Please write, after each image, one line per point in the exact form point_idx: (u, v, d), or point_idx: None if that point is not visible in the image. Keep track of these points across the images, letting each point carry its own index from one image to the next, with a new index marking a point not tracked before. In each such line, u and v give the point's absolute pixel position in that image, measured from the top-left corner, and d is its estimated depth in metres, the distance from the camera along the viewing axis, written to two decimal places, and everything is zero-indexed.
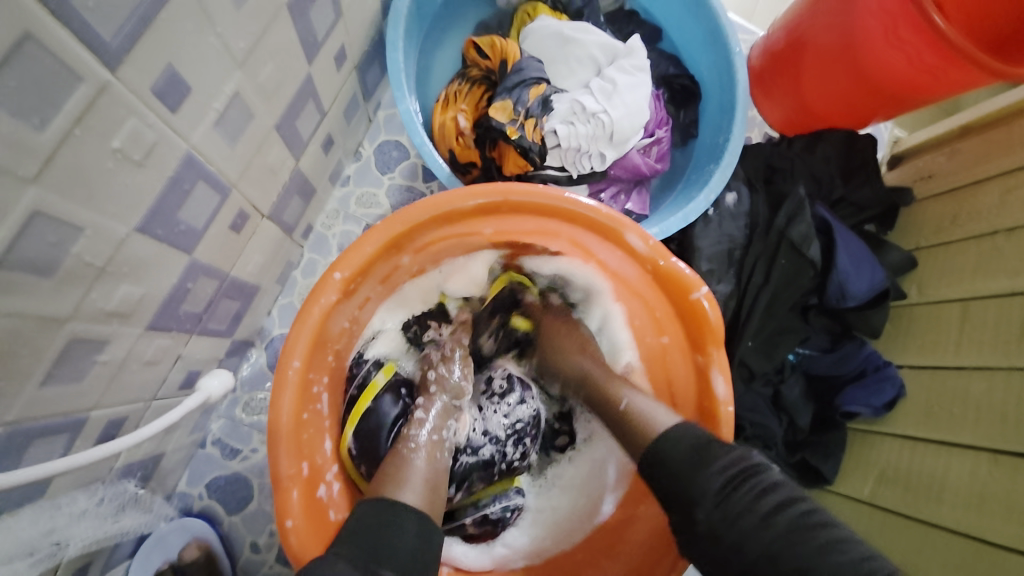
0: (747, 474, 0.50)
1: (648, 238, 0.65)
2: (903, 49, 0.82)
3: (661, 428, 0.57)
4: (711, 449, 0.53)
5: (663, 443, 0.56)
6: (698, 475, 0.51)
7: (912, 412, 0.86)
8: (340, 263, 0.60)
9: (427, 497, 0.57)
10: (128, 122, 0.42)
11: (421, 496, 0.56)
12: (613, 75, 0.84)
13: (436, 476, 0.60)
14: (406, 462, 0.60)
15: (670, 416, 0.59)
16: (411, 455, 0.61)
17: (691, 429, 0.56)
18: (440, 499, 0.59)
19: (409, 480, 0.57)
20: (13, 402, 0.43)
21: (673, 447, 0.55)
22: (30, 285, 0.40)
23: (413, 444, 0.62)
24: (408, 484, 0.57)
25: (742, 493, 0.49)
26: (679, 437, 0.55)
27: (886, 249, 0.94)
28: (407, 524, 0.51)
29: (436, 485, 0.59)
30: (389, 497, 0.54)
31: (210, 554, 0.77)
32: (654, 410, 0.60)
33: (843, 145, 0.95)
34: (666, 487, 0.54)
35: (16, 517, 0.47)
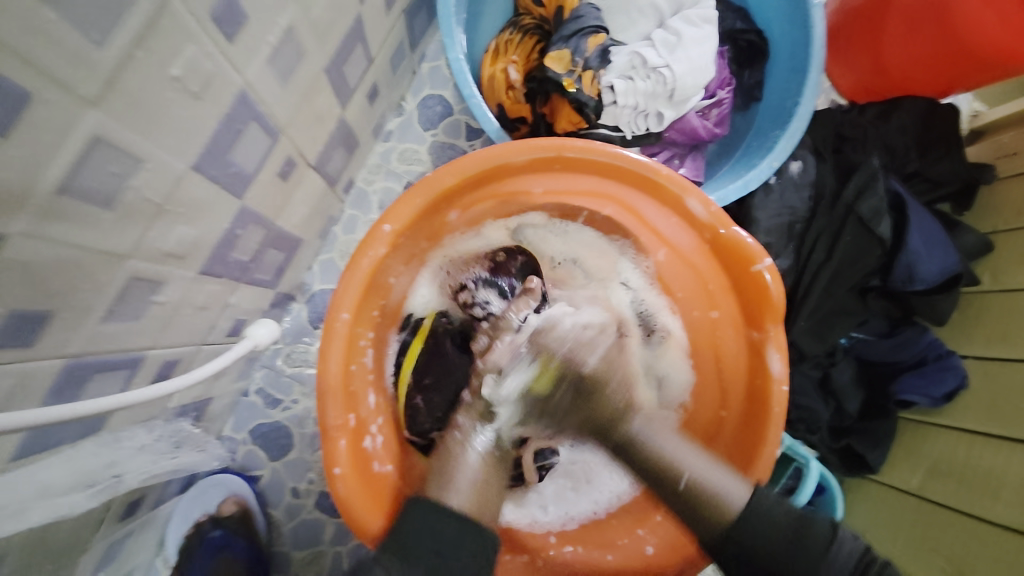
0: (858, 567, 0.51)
1: (710, 204, 0.61)
2: (999, 8, 0.74)
3: (733, 510, 0.54)
4: (811, 535, 0.52)
5: (747, 522, 0.53)
6: (803, 563, 0.51)
7: (973, 405, 0.80)
8: (388, 216, 0.58)
9: (475, 495, 0.57)
10: (187, 49, 0.40)
11: (467, 497, 0.56)
12: (678, 27, 0.78)
13: (487, 487, 0.60)
14: (462, 456, 0.60)
15: (740, 488, 0.55)
16: (462, 450, 0.61)
17: (782, 503, 0.54)
18: (491, 509, 0.58)
19: (458, 479, 0.58)
20: (76, 335, 0.44)
21: (763, 529, 0.53)
22: (92, 217, 0.40)
23: (461, 438, 0.62)
24: (454, 485, 0.57)
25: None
26: (770, 507, 0.54)
27: (960, 230, 0.87)
28: (450, 522, 0.52)
29: (484, 489, 0.59)
30: (437, 498, 0.55)
31: (247, 510, 0.79)
32: (723, 482, 0.56)
33: (923, 113, 0.86)
34: (750, 543, 0.53)
35: (77, 448, 0.49)
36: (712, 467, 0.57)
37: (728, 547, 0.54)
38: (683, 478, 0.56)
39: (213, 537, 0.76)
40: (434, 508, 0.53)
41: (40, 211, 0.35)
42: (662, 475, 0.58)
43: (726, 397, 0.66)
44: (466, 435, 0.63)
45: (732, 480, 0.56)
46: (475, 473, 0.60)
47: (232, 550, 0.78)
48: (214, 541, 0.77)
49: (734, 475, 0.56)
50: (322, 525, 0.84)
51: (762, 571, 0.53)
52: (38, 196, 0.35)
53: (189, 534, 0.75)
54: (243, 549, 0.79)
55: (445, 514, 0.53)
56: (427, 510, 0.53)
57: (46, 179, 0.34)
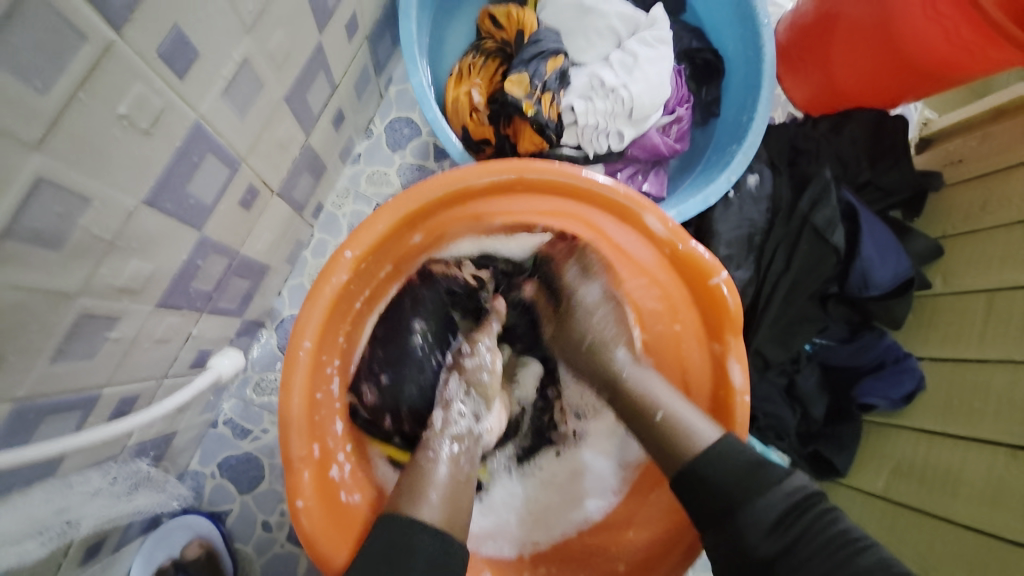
0: (803, 503, 0.51)
1: (668, 221, 0.63)
2: (941, 21, 0.77)
3: (702, 445, 0.55)
4: (765, 473, 0.52)
5: (707, 461, 0.54)
6: (749, 504, 0.51)
7: (931, 405, 0.83)
8: (350, 242, 0.59)
9: (446, 508, 0.54)
10: (135, 87, 0.40)
11: (439, 510, 0.53)
12: (635, 49, 0.81)
13: (458, 493, 0.57)
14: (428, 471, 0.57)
15: (712, 429, 0.57)
16: (430, 466, 0.58)
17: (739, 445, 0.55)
18: (463, 515, 0.56)
19: (428, 491, 0.55)
20: (25, 377, 0.43)
21: (729, 466, 0.53)
22: (38, 258, 0.39)
23: (433, 454, 0.60)
24: (426, 497, 0.54)
25: (803, 524, 0.49)
26: (736, 453, 0.54)
27: (911, 236, 0.91)
28: (422, 537, 0.50)
29: (457, 499, 0.56)
30: (406, 513, 0.52)
31: (212, 552, 0.77)
32: (695, 422, 0.57)
33: (870, 125, 0.90)
34: (705, 504, 0.53)
35: (27, 495, 0.47)
36: (690, 414, 0.58)
37: (692, 484, 0.54)
38: (655, 413, 0.60)
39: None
40: (403, 521, 0.51)
41: None
42: (641, 412, 0.61)
43: None
44: (438, 448, 0.61)
45: (700, 418, 0.58)
46: (445, 489, 0.56)
47: None
48: None
49: (706, 419, 0.58)
50: (295, 558, 0.82)
51: (708, 514, 0.53)
52: None
53: None
54: None
55: (411, 525, 0.51)
56: (398, 527, 0.50)
57: None
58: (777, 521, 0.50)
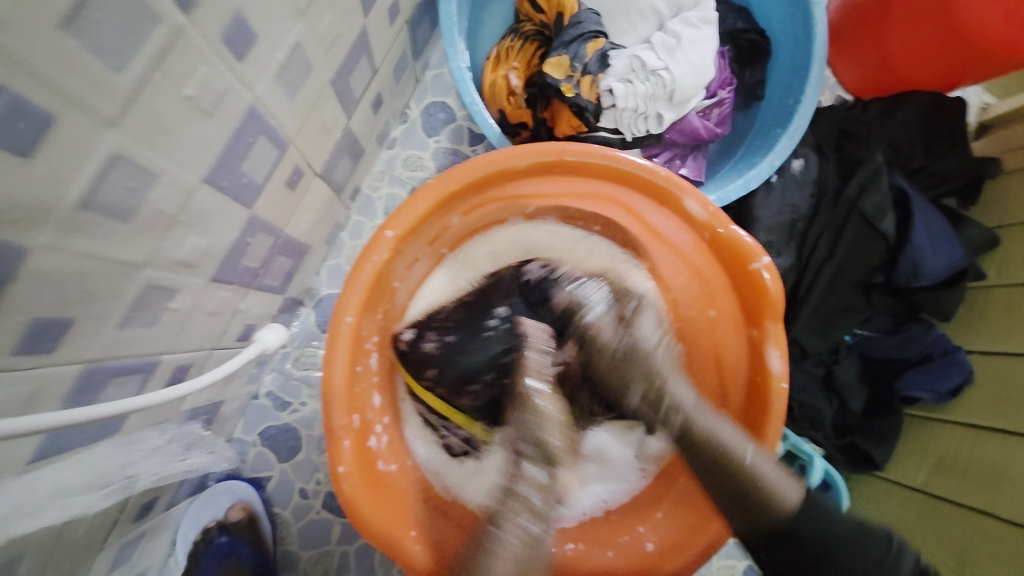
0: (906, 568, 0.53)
1: (708, 204, 0.62)
2: (1004, 4, 0.74)
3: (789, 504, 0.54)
4: (889, 560, 0.53)
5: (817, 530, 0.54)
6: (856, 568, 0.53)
7: (979, 402, 0.80)
8: (392, 222, 0.60)
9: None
10: (200, 69, 0.42)
11: (508, 575, 0.54)
12: (678, 29, 0.79)
13: (526, 567, 0.55)
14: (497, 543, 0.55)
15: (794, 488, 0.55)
16: (500, 533, 0.56)
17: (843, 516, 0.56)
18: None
19: (495, 563, 0.54)
20: (94, 341, 0.46)
21: (830, 529, 0.54)
22: (111, 230, 0.42)
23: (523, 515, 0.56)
24: (498, 568, 0.54)
25: None
26: (835, 511, 0.56)
27: (965, 224, 0.87)
28: None
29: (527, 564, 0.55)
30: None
31: (253, 515, 0.82)
32: (780, 480, 0.55)
33: (927, 107, 0.86)
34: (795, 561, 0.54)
35: (93, 449, 0.51)
36: (777, 473, 0.55)
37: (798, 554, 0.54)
38: (752, 484, 0.54)
39: (220, 542, 0.82)
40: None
41: (62, 226, 0.38)
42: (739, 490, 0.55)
43: (726, 395, 0.67)
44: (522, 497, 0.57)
45: (786, 479, 0.55)
46: (523, 544, 0.55)
47: (238, 555, 0.82)
48: (221, 547, 0.82)
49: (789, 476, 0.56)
50: (330, 526, 0.86)
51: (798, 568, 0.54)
52: (60, 211, 0.37)
53: (197, 540, 0.81)
54: (249, 552, 0.82)
55: None
56: None
57: (69, 195, 0.37)
58: None
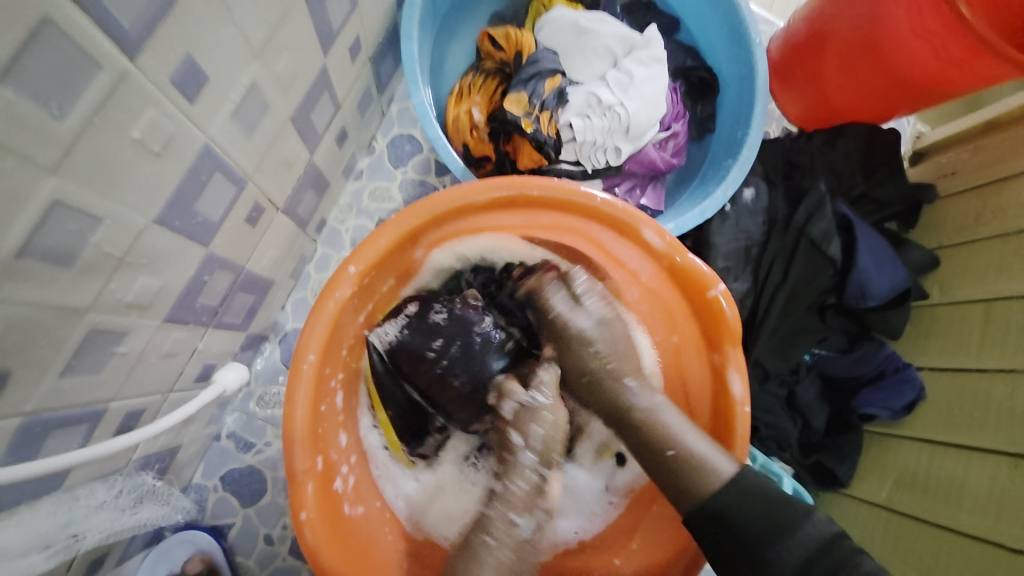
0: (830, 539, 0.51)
1: (666, 235, 0.64)
2: (928, 39, 0.79)
3: None
4: (791, 510, 0.52)
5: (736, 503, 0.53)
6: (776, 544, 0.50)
7: (931, 415, 0.84)
8: (354, 257, 0.60)
9: None
10: (147, 111, 0.41)
11: None
12: (630, 68, 0.83)
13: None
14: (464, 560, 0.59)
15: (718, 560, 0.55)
16: (483, 556, 0.60)
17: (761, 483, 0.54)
18: None
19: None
20: (33, 392, 0.44)
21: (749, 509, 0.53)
22: (52, 276, 0.40)
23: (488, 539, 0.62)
24: None
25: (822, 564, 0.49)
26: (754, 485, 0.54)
27: (907, 247, 0.92)
28: None
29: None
30: None
31: (213, 566, 0.78)
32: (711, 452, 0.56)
33: (864, 139, 0.92)
34: (727, 544, 0.53)
35: (34, 508, 0.48)
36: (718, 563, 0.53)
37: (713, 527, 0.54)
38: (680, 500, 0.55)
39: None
40: None
41: None
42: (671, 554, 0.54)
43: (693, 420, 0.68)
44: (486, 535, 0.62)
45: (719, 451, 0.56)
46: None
47: None
48: None
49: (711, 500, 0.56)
50: (298, 573, 0.81)
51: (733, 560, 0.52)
52: None
53: None
54: None
55: None
56: None
57: (4, 242, 0.36)
58: (803, 563, 0.50)
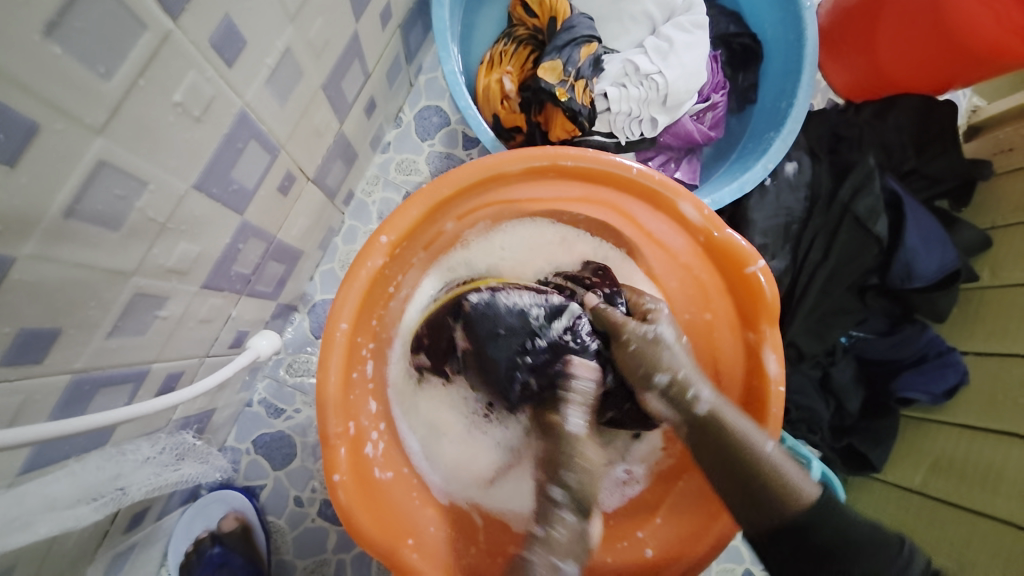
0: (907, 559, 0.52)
1: (703, 208, 0.62)
2: (994, 5, 0.74)
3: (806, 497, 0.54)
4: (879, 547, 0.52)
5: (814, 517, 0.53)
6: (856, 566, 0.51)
7: (973, 402, 0.80)
8: (386, 227, 0.60)
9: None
10: (189, 75, 0.41)
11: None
12: (670, 34, 0.79)
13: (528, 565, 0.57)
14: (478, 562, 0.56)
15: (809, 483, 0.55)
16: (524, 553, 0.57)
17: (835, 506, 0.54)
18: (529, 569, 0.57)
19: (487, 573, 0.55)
20: (82, 351, 0.45)
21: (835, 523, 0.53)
22: (99, 239, 0.41)
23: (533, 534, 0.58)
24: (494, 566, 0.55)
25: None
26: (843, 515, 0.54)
27: (958, 226, 0.87)
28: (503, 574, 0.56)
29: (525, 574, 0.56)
30: None
31: (247, 525, 0.81)
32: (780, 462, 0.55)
33: (918, 110, 0.86)
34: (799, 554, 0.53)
35: (83, 461, 0.50)
36: (793, 470, 0.55)
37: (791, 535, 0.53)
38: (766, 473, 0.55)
39: (213, 553, 0.81)
40: None
41: (47, 235, 0.37)
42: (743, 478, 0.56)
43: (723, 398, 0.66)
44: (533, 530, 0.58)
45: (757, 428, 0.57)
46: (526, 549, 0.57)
47: (231, 567, 0.81)
48: (214, 558, 0.81)
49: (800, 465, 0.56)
50: (325, 534, 0.85)
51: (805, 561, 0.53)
52: (45, 219, 0.36)
53: (189, 550, 0.80)
54: (243, 566, 0.81)
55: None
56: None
57: (54, 203, 0.36)
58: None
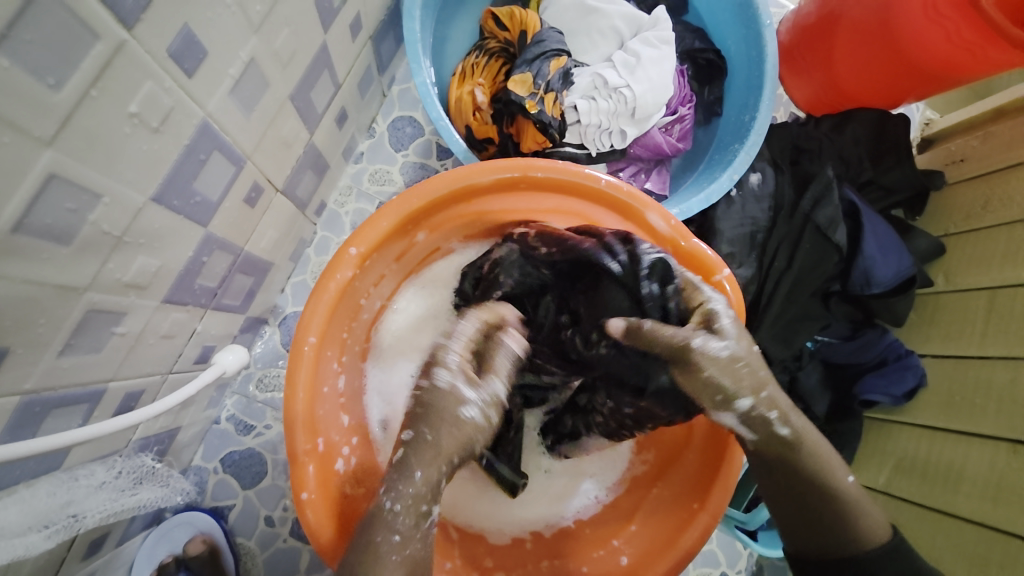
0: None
1: (670, 219, 0.63)
2: (942, 22, 0.78)
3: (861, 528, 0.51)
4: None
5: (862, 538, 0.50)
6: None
7: (931, 403, 0.84)
8: (356, 238, 0.59)
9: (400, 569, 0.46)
10: (145, 86, 0.40)
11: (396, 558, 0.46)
12: (637, 48, 0.81)
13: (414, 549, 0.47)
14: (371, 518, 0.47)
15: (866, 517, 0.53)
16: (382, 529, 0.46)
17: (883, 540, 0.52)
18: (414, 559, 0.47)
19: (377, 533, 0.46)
20: (31, 371, 0.43)
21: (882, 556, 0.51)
22: (49, 253, 0.40)
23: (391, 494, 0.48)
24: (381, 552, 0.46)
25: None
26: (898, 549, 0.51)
27: (913, 235, 0.91)
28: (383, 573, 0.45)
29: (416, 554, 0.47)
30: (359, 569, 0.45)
31: (214, 548, 0.79)
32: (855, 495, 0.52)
33: (873, 124, 0.91)
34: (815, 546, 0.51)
35: (34, 487, 0.48)
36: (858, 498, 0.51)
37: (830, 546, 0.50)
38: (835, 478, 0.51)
39: None
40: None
41: None
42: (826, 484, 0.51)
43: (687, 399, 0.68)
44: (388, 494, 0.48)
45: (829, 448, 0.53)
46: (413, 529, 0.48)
47: None
48: None
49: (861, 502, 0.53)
50: (298, 554, 0.82)
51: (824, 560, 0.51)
52: None
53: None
54: None
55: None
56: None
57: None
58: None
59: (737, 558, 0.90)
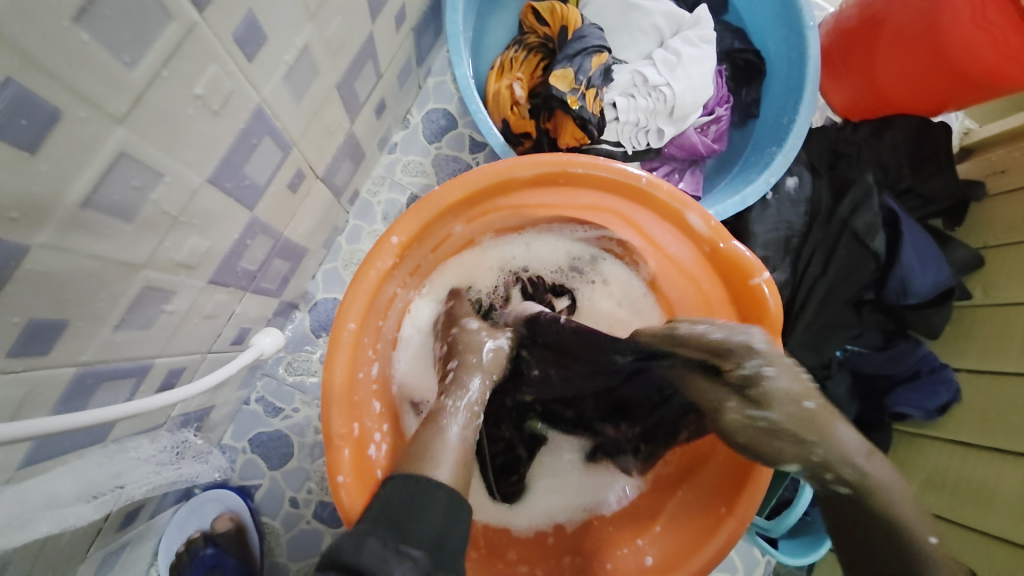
0: None
1: (710, 219, 0.62)
2: (989, 29, 0.76)
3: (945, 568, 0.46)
4: None
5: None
6: None
7: (965, 418, 0.82)
8: (397, 227, 0.60)
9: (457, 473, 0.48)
10: (210, 68, 0.41)
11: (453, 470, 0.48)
12: (678, 47, 0.81)
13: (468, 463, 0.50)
14: (439, 435, 0.51)
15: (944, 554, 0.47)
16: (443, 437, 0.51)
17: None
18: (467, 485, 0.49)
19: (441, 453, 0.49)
20: (88, 344, 0.45)
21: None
22: (112, 229, 0.41)
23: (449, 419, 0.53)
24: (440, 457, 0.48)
25: None
26: None
27: (951, 245, 0.89)
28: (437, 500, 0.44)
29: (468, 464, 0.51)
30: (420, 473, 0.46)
31: (241, 526, 0.82)
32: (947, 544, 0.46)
33: (915, 131, 0.89)
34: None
35: (84, 458, 0.50)
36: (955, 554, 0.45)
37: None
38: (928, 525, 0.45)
39: (205, 555, 0.81)
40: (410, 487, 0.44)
41: (63, 224, 0.37)
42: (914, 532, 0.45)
43: None
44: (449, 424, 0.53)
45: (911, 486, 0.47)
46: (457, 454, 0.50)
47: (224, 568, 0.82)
48: (205, 559, 0.82)
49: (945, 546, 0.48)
50: (320, 536, 0.83)
51: None
52: (62, 208, 0.36)
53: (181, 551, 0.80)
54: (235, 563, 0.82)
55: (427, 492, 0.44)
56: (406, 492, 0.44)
57: (71, 192, 0.36)
58: None
59: (756, 563, 0.89)
